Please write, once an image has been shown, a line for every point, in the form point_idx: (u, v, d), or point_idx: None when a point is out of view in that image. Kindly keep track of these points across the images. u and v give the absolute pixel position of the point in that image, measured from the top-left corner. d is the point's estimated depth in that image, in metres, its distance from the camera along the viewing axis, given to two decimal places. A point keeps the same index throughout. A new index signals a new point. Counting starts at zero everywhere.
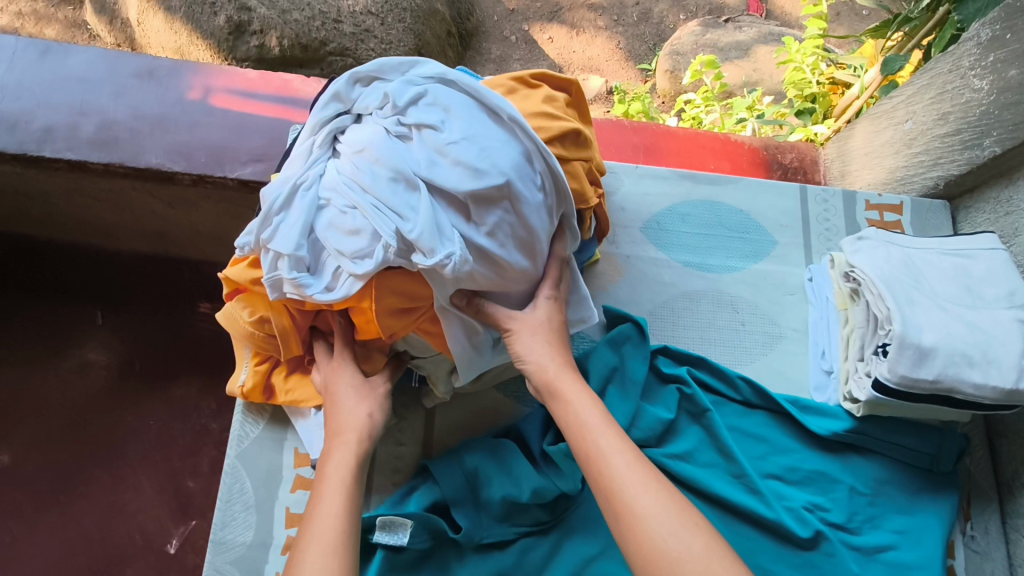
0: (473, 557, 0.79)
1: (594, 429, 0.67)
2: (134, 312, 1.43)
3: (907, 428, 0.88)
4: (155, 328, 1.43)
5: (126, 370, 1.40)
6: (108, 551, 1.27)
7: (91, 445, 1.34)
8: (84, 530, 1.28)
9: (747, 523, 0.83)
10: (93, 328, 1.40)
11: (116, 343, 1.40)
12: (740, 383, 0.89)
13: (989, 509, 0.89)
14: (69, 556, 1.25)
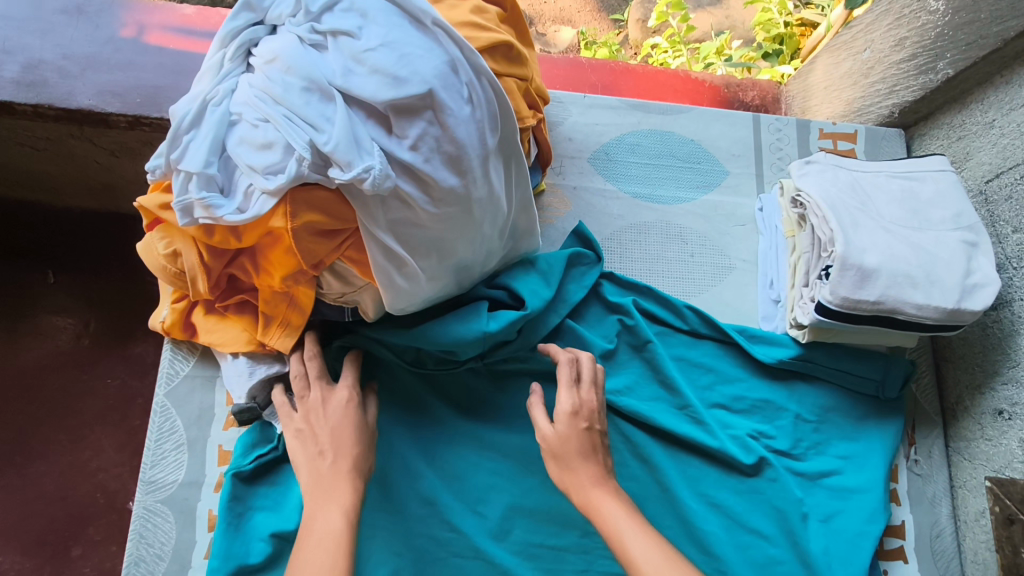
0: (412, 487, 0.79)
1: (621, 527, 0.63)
2: (85, 269, 1.32)
3: (852, 354, 0.87)
4: (109, 287, 1.32)
5: (79, 332, 1.30)
6: (69, 510, 1.22)
7: (47, 407, 1.26)
8: (43, 490, 1.22)
9: (691, 450, 0.83)
10: (45, 288, 1.30)
11: (73, 303, 1.30)
12: (687, 312, 0.88)
13: (933, 435, 0.90)
14: (29, 517, 1.20)
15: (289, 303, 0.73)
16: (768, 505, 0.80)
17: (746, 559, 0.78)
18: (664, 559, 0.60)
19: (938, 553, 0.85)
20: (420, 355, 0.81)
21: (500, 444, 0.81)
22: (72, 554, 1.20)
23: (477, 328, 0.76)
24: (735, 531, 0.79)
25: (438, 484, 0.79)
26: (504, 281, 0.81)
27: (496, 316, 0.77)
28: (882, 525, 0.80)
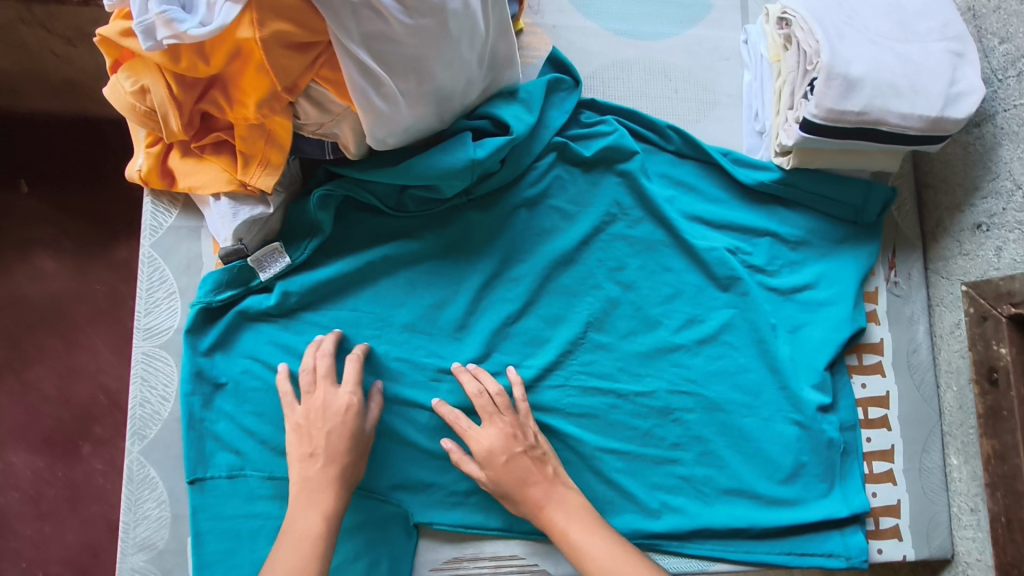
0: (405, 327, 0.81)
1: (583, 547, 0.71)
2: (59, 177, 1.25)
3: (834, 179, 0.88)
4: (88, 194, 1.25)
5: (60, 240, 1.25)
6: (74, 412, 1.21)
7: (38, 314, 1.23)
8: (46, 394, 1.21)
9: (659, 275, 0.86)
10: (18, 198, 1.24)
11: (47, 212, 1.24)
12: (671, 132, 0.88)
13: (913, 257, 0.92)
14: (35, 420, 1.20)
15: (267, 138, 0.71)
16: (745, 314, 0.87)
17: (719, 365, 0.86)
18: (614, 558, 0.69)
19: (915, 367, 0.89)
20: (401, 197, 0.81)
21: (474, 283, 0.82)
22: (83, 451, 1.21)
23: (464, 156, 0.75)
24: (714, 344, 0.86)
25: (422, 322, 0.81)
26: (485, 110, 0.79)
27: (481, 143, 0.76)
28: (848, 333, 0.86)
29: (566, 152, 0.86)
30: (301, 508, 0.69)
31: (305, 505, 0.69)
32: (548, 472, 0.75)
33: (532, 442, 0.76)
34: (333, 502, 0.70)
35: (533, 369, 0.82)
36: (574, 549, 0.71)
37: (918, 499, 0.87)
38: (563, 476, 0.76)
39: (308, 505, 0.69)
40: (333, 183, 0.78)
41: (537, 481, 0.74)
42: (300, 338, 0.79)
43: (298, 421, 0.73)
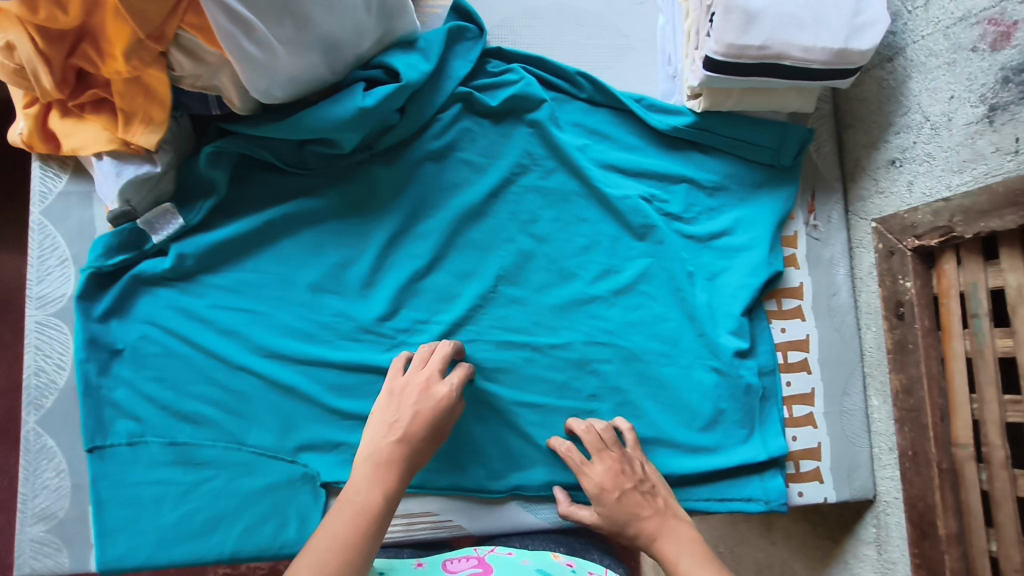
0: (309, 287, 0.80)
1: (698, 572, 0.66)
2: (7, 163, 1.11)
3: (748, 121, 0.86)
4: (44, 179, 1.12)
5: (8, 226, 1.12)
6: None
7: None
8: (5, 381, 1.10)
9: (572, 226, 0.85)
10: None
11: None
12: (580, 79, 0.86)
13: (833, 200, 0.91)
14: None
15: (146, 93, 0.68)
16: (661, 262, 0.85)
17: (637, 315, 0.85)
18: None
19: (835, 310, 0.89)
20: (301, 153, 0.79)
21: (379, 239, 0.81)
22: None
23: (352, 105, 0.73)
24: (631, 295, 0.85)
25: (327, 281, 0.80)
26: (380, 59, 0.77)
27: (371, 91, 0.74)
28: (764, 277, 0.85)
29: (473, 105, 0.84)
30: (365, 479, 0.65)
31: (370, 479, 0.65)
32: (659, 505, 0.75)
33: (640, 476, 0.76)
34: (395, 484, 0.66)
35: (441, 325, 0.81)
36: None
37: (839, 441, 0.87)
38: (675, 512, 0.75)
39: (369, 482, 0.65)
40: (227, 140, 0.75)
41: (648, 513, 0.73)
42: (202, 301, 0.78)
43: (394, 387, 0.73)
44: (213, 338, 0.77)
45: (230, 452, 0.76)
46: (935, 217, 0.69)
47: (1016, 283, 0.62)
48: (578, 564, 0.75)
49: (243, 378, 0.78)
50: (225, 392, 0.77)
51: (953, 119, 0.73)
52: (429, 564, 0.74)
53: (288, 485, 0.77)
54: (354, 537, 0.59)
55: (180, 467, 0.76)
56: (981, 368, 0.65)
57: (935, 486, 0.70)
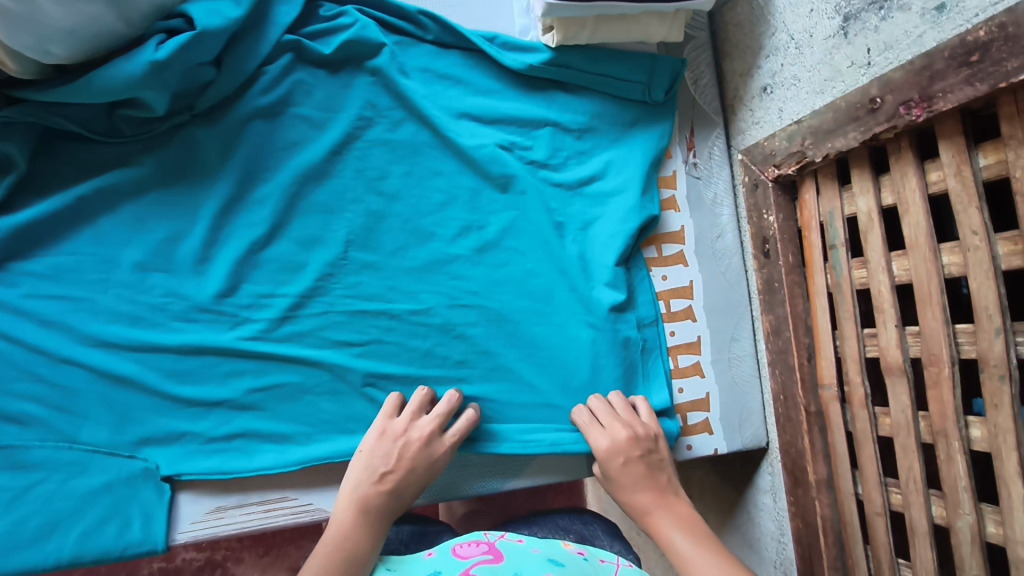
0: (135, 266, 0.72)
1: (692, 549, 0.58)
2: None
3: (612, 55, 0.80)
4: None
5: None
6: None
7: None
8: None
9: (425, 178, 0.78)
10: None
11: None
12: (423, 19, 0.79)
13: (712, 133, 0.85)
14: None
15: None
16: (528, 211, 0.79)
17: (504, 275, 0.78)
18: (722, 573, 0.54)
19: (720, 253, 0.84)
20: (111, 119, 0.71)
21: (210, 207, 0.74)
22: None
23: (144, 59, 0.65)
24: (496, 252, 0.79)
25: (156, 258, 0.73)
26: (185, 8, 0.68)
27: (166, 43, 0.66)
28: (638, 222, 0.79)
29: (304, 52, 0.76)
30: (353, 524, 0.60)
31: (357, 522, 0.60)
32: (662, 482, 0.67)
33: (652, 446, 0.70)
34: (383, 530, 0.61)
35: (287, 299, 0.74)
36: (677, 550, 0.58)
37: (728, 389, 0.82)
38: (677, 491, 0.67)
39: (353, 532, 0.59)
40: (16, 109, 0.66)
41: (648, 489, 0.66)
42: (15, 291, 0.70)
43: (383, 434, 0.67)
44: (29, 329, 0.69)
45: (58, 453, 0.68)
46: (791, 141, 0.64)
47: (867, 208, 0.57)
48: (591, 550, 0.62)
49: (65, 370, 0.70)
50: (46, 387, 0.69)
51: (814, 35, 0.67)
52: (437, 552, 0.59)
53: (129, 482, 0.69)
54: None
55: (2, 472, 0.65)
56: (839, 302, 0.61)
57: (804, 431, 0.66)
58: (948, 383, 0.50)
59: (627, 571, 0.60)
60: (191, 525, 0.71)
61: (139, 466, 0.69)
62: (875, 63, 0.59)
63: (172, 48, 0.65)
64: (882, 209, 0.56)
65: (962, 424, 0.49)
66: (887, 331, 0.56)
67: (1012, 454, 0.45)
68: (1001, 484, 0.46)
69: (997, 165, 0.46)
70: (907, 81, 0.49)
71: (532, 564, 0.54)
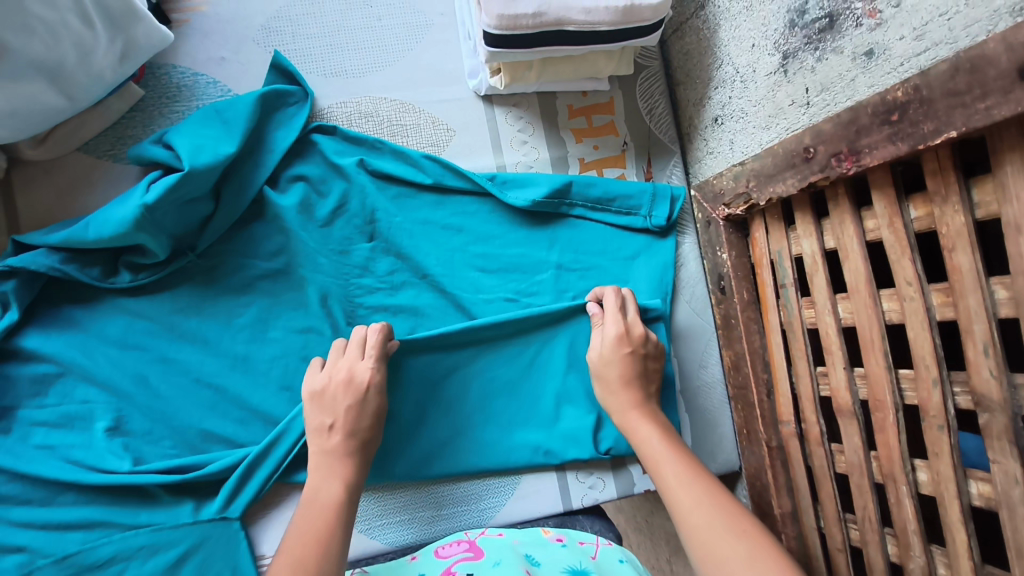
0: (128, 402, 0.72)
1: (659, 458, 0.59)
2: None
3: (608, 232, 0.82)
4: None
5: None
6: None
7: None
8: None
9: (381, 236, 0.78)
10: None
11: None
12: (424, 162, 0.78)
13: (670, 162, 0.85)
14: None
15: None
16: (545, 372, 0.79)
17: (513, 402, 0.79)
18: (687, 475, 0.56)
19: (683, 282, 0.84)
20: (116, 265, 0.72)
21: (203, 341, 0.74)
22: None
23: (134, 205, 0.65)
24: (485, 355, 0.78)
25: (160, 402, 0.73)
26: (168, 138, 0.69)
27: (156, 184, 0.67)
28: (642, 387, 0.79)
29: (311, 200, 0.77)
30: (318, 480, 0.61)
31: (327, 476, 0.62)
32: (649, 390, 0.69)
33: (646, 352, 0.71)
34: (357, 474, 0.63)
35: (268, 374, 0.75)
36: (652, 455, 0.60)
37: (700, 419, 0.82)
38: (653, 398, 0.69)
39: (326, 480, 0.61)
40: (28, 254, 0.68)
41: (632, 395, 0.67)
42: (24, 444, 0.70)
43: (315, 390, 0.66)
44: (54, 466, 0.69)
45: (126, 538, 0.68)
46: (736, 181, 0.65)
47: (811, 250, 0.58)
48: (569, 536, 0.68)
49: (39, 457, 0.69)
50: (45, 532, 0.68)
51: (756, 70, 0.67)
52: (422, 555, 0.66)
53: (212, 532, 0.71)
54: (327, 534, 0.55)
55: None
56: (793, 340, 0.61)
57: (768, 464, 0.67)
58: (893, 428, 0.50)
59: (605, 551, 0.65)
60: (261, 551, 0.73)
61: (213, 517, 0.71)
62: (813, 103, 0.59)
63: (159, 189, 0.66)
64: (826, 252, 0.57)
65: (908, 469, 0.50)
66: (837, 373, 0.56)
67: (954, 502, 0.46)
68: (947, 529, 0.46)
69: (927, 218, 0.46)
70: (837, 133, 0.51)
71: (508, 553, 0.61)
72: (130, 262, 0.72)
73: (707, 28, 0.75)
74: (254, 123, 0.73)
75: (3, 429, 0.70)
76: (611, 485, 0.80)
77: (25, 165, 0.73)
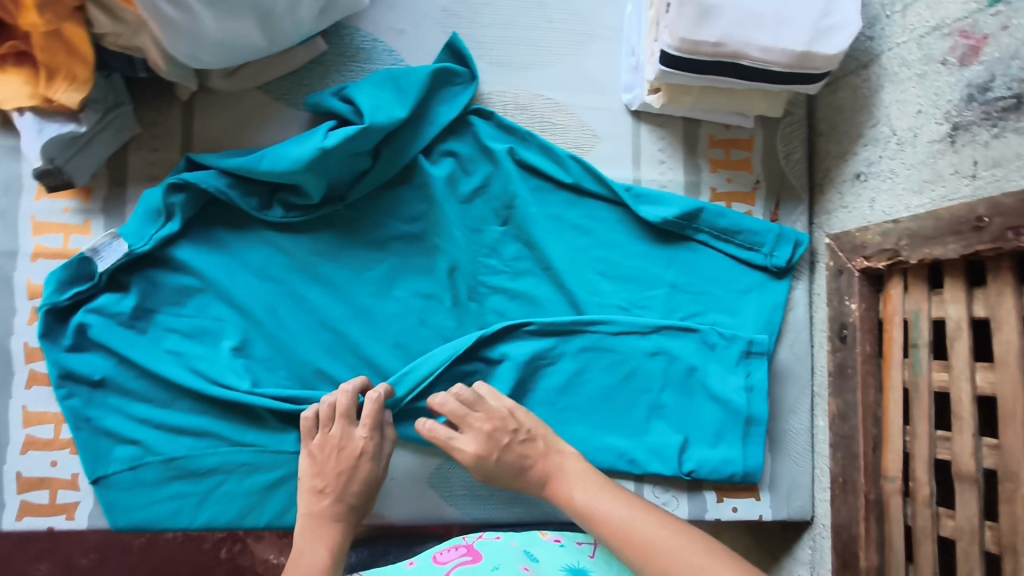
0: (254, 327, 0.77)
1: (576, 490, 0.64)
2: None
3: (727, 263, 0.84)
4: None
5: None
6: None
7: None
8: None
9: (514, 223, 0.81)
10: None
11: None
12: (569, 161, 0.81)
13: (797, 209, 0.87)
14: None
15: (70, 52, 0.66)
16: (641, 383, 0.81)
17: (603, 403, 0.81)
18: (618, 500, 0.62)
19: (790, 325, 0.85)
20: (270, 199, 0.77)
21: (332, 286, 0.78)
22: None
23: (312, 148, 0.70)
24: (588, 352, 0.81)
25: (283, 333, 0.77)
26: (349, 93, 0.74)
27: (335, 132, 0.71)
28: (730, 417, 0.81)
29: (457, 176, 0.80)
30: (307, 539, 0.66)
31: (311, 541, 0.66)
32: (540, 449, 0.68)
33: (515, 428, 0.69)
34: (336, 538, 0.67)
35: (385, 329, 0.79)
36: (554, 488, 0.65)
37: (782, 460, 0.84)
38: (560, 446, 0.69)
39: (311, 544, 0.65)
40: (201, 172, 0.73)
41: (531, 464, 0.68)
42: (156, 346, 0.75)
43: (313, 451, 0.71)
44: (180, 372, 0.74)
45: (230, 454, 0.74)
46: (884, 237, 0.67)
47: (956, 315, 0.59)
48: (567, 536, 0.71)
49: (169, 360, 0.74)
50: (158, 432, 0.74)
51: (918, 135, 0.69)
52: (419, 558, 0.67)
53: None
54: None
55: (184, 480, 0.73)
56: (915, 401, 0.62)
57: (861, 517, 0.68)
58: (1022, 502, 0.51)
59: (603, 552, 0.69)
60: None
61: None
62: (981, 176, 0.61)
63: (336, 138, 0.70)
64: (973, 320, 0.58)
65: None
66: (963, 438, 0.57)
67: None
68: None
69: None
70: (1018, 208, 0.53)
71: (506, 555, 0.66)
72: (284, 199, 0.76)
73: (867, 86, 0.77)
74: (423, 95, 0.77)
75: (140, 328, 0.75)
76: (683, 505, 0.82)
77: (210, 93, 0.78)
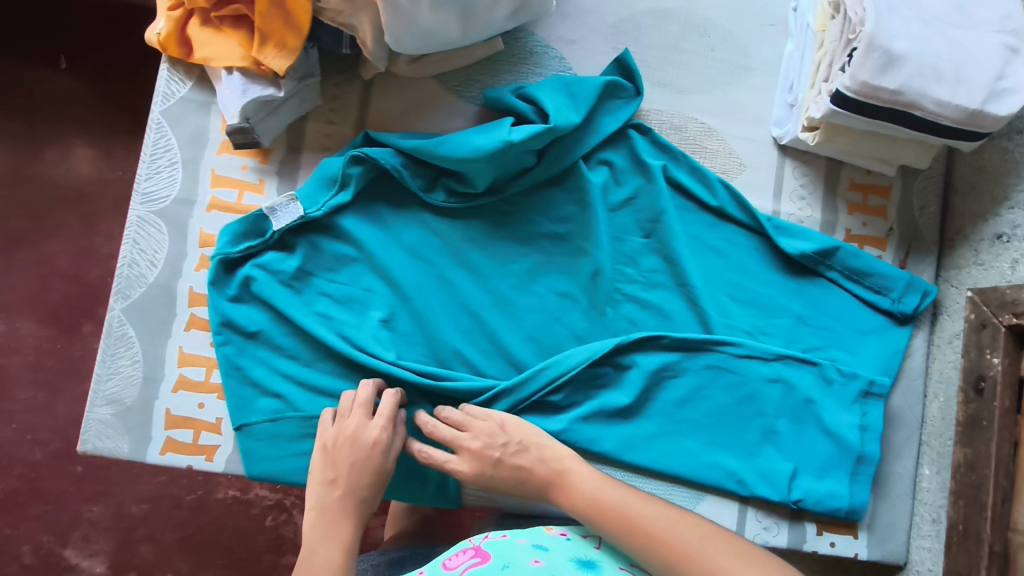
0: (401, 302, 0.79)
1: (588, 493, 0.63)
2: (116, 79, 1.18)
3: (852, 303, 0.86)
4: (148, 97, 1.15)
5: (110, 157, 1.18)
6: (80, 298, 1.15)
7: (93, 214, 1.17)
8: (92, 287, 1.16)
9: (655, 237, 0.84)
10: (57, 75, 1.17)
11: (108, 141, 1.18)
12: (718, 185, 0.84)
13: (926, 260, 0.89)
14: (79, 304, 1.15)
15: (286, 21, 0.71)
16: (760, 407, 0.82)
17: (717, 420, 0.82)
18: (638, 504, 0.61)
19: (906, 372, 0.87)
20: (434, 183, 0.81)
21: (477, 272, 0.81)
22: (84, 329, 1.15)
23: (498, 141, 0.74)
24: (713, 369, 0.82)
25: (427, 311, 0.79)
26: (531, 94, 0.78)
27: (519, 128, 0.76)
28: (840, 454, 0.82)
29: (609, 185, 0.84)
30: (319, 534, 0.65)
31: (324, 537, 0.65)
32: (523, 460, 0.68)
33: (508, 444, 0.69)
34: (350, 533, 0.65)
35: (523, 321, 0.81)
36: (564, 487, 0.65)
37: (884, 503, 0.85)
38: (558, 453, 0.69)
39: (324, 538, 0.64)
40: (380, 148, 0.77)
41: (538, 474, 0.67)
42: (309, 308, 0.78)
43: (326, 444, 0.71)
44: (331, 335, 0.76)
45: None
46: None
47: None
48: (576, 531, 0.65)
49: (320, 322, 0.77)
50: (300, 390, 0.76)
51: None
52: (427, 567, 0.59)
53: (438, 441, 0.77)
54: None
55: None
56: None
57: (982, 566, 0.69)
58: None
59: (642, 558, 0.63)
60: None
61: None
62: None
63: (521, 135, 0.74)
64: None
65: None
66: None
67: None
68: None
69: None
70: None
71: (516, 551, 0.58)
72: (447, 185, 0.80)
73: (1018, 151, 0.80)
74: (593, 103, 0.80)
75: (297, 287, 0.78)
76: (784, 534, 0.83)
77: (389, 76, 0.83)
